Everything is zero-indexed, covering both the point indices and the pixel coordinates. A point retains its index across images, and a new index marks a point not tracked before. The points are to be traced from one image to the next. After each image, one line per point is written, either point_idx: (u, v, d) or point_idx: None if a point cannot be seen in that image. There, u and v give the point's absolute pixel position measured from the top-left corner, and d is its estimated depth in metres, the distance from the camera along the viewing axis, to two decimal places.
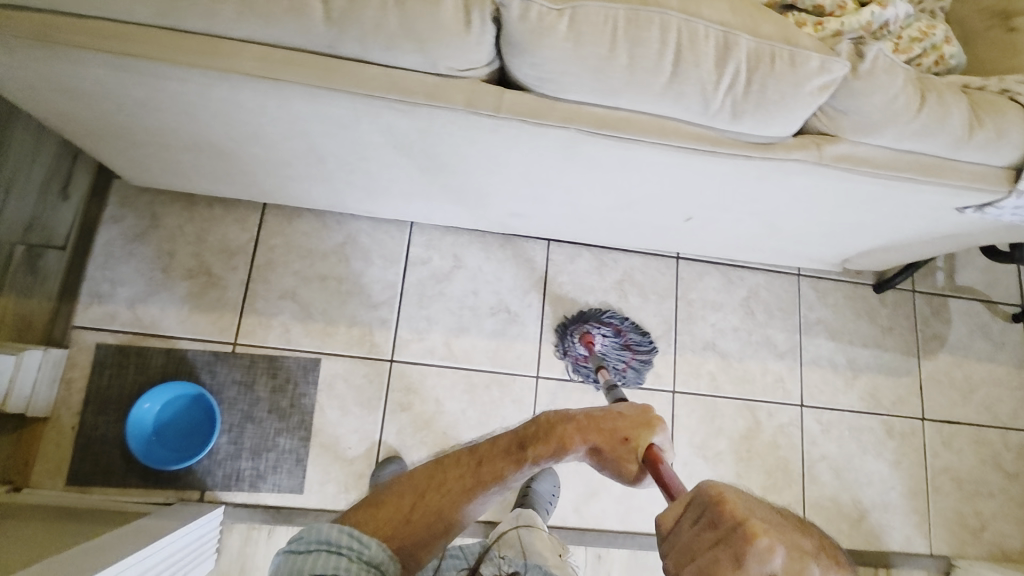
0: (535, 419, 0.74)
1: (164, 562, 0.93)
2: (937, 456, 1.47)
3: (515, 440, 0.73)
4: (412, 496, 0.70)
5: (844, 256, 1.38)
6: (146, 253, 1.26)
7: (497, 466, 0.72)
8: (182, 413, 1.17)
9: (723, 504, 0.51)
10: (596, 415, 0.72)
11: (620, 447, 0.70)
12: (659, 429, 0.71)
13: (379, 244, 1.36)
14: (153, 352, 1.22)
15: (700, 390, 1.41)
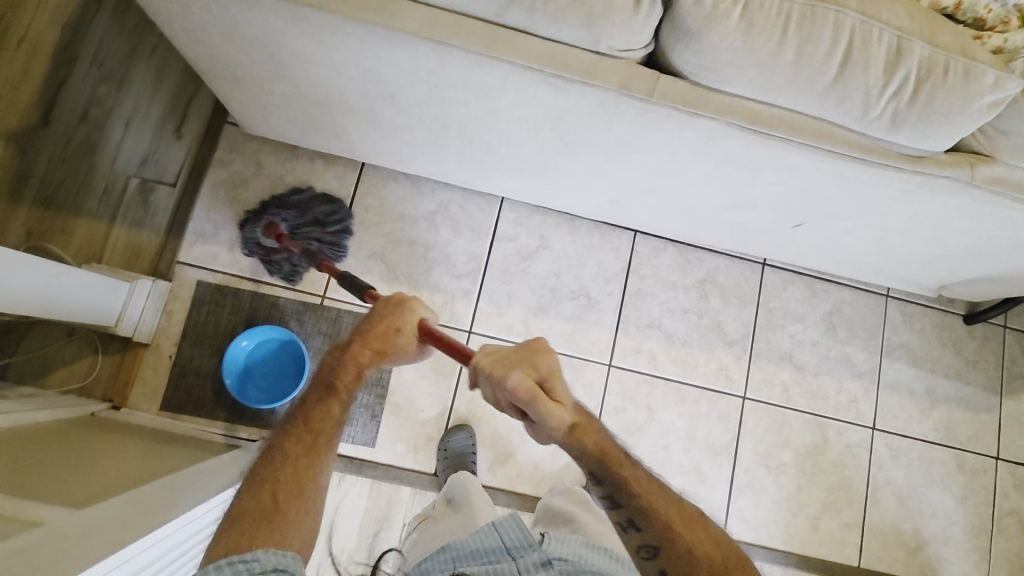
0: (323, 363, 0.84)
1: None
2: (1007, 497, 1.43)
3: (321, 383, 0.81)
4: (269, 488, 0.72)
5: (942, 282, 1.34)
6: (249, 199, 1.30)
7: (325, 413, 0.79)
8: (272, 356, 1.22)
9: (539, 345, 0.79)
10: (364, 326, 0.84)
11: (398, 338, 0.83)
12: (411, 304, 0.85)
13: (469, 216, 1.37)
14: (248, 295, 1.26)
15: (771, 399, 1.39)
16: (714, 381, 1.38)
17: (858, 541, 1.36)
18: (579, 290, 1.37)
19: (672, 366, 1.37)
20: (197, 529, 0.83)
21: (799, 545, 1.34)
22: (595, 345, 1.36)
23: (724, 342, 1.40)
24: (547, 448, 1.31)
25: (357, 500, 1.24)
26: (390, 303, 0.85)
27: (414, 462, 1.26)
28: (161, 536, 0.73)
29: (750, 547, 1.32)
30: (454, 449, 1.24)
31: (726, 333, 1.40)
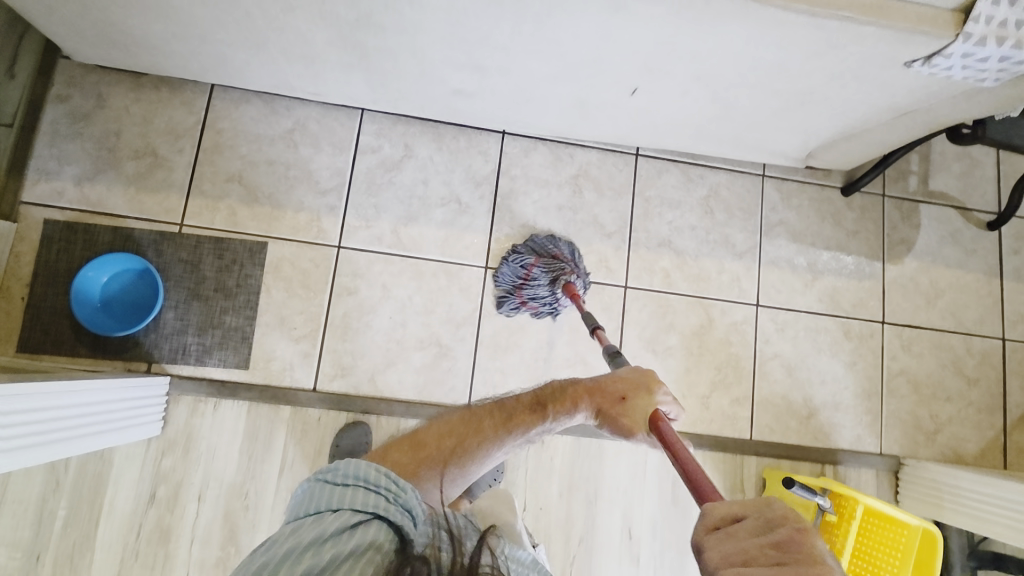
0: (548, 385, 0.90)
1: (92, 408, 0.98)
2: (895, 359, 1.45)
3: (535, 399, 0.86)
4: (451, 442, 0.79)
5: (807, 150, 1.34)
6: (93, 132, 1.27)
7: (524, 423, 0.84)
8: (129, 287, 1.21)
9: (777, 521, 0.47)
10: (602, 380, 0.89)
11: (620, 406, 0.86)
12: (658, 394, 0.86)
13: (329, 131, 1.34)
14: (100, 230, 1.23)
15: (653, 286, 1.40)
16: (594, 273, 1.38)
17: (750, 414, 1.38)
18: (449, 195, 1.36)
19: None
20: (15, 408, 0.82)
21: (690, 424, 1.36)
22: (470, 248, 1.35)
23: (601, 234, 1.40)
24: (428, 354, 1.30)
25: (234, 421, 1.22)
26: (637, 375, 0.88)
27: (292, 378, 1.25)
28: None
29: None
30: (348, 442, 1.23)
31: (603, 226, 1.40)
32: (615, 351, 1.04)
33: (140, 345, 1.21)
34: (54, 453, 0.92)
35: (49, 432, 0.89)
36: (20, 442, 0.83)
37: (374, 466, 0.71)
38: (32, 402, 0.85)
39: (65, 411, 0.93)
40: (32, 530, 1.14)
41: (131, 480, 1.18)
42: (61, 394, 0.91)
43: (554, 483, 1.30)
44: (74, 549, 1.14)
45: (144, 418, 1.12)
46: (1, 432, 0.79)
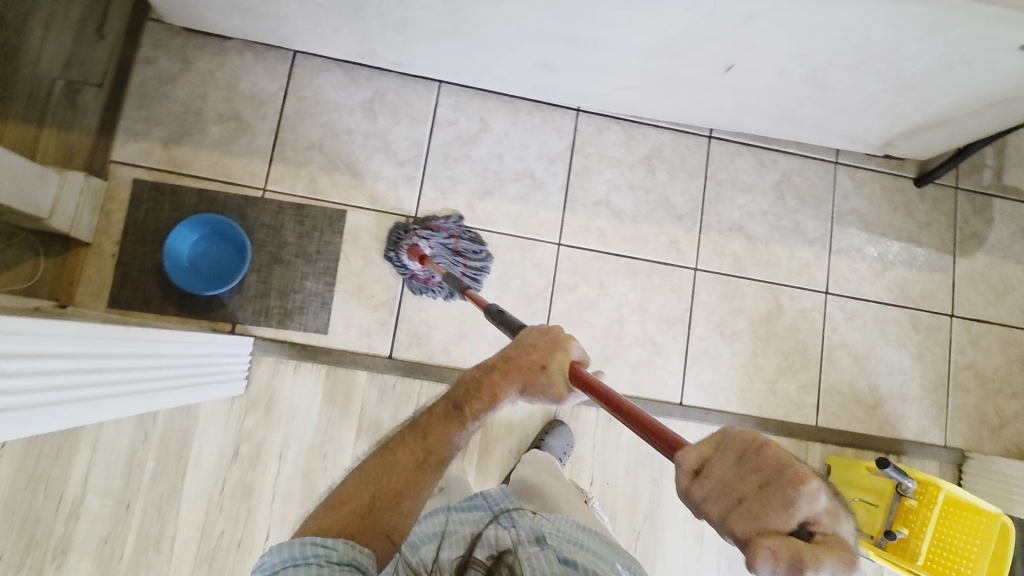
0: (462, 379, 0.80)
1: (190, 363, 1.01)
2: (962, 352, 1.44)
3: (450, 404, 0.78)
4: (373, 485, 0.71)
5: (887, 137, 1.33)
6: (179, 95, 1.28)
7: (444, 433, 0.76)
8: (216, 247, 1.23)
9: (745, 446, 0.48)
10: (509, 354, 0.80)
11: (542, 375, 0.77)
12: (569, 346, 0.78)
13: (408, 103, 1.35)
14: (186, 192, 1.25)
15: (723, 270, 1.39)
16: (665, 254, 1.38)
17: (816, 401, 1.37)
18: (524, 171, 1.37)
19: (622, 242, 1.37)
20: (131, 358, 0.85)
21: (756, 408, 1.36)
22: (544, 225, 1.36)
23: (673, 216, 1.40)
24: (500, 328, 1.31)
25: (312, 384, 1.24)
26: (546, 336, 0.79)
27: (367, 345, 1.27)
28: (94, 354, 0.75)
29: (707, 412, 1.34)
30: None
31: (675, 208, 1.40)
32: (496, 309, 0.93)
33: (224, 306, 1.24)
34: (155, 403, 0.96)
35: (157, 383, 0.93)
36: (133, 391, 0.87)
37: (295, 540, 0.66)
38: (144, 353, 0.89)
39: (167, 365, 0.95)
40: (123, 480, 1.17)
41: (215, 437, 1.20)
42: (169, 347, 0.95)
43: (620, 459, 1.31)
44: (161, 500, 1.17)
45: (233, 374, 1.16)
46: (119, 380, 0.83)
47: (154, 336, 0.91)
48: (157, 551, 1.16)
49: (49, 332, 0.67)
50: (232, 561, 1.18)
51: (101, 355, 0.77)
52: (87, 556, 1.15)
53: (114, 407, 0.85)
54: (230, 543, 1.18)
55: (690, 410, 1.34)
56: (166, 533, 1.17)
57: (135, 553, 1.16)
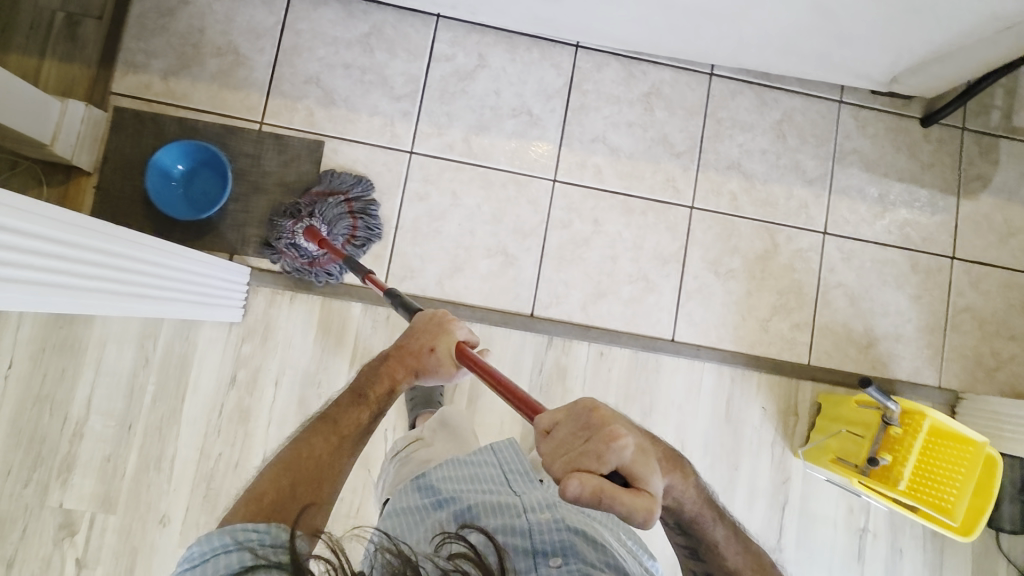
0: (358, 375, 0.90)
1: (190, 280, 1.06)
2: (961, 295, 1.43)
3: (353, 392, 0.87)
4: (290, 473, 0.74)
5: (892, 72, 1.30)
6: (178, 28, 1.29)
7: (353, 417, 0.84)
8: (201, 174, 1.25)
9: (603, 409, 0.60)
10: (401, 342, 0.92)
11: (431, 356, 0.89)
12: (455, 328, 0.91)
13: (404, 38, 1.34)
14: (168, 122, 1.26)
15: (720, 208, 1.39)
16: (661, 192, 1.38)
17: (808, 340, 1.38)
18: (520, 107, 1.36)
19: (618, 179, 1.37)
20: (101, 253, 0.81)
21: (747, 345, 1.37)
22: (540, 160, 1.36)
23: (670, 153, 1.39)
24: (494, 263, 1.33)
25: (309, 314, 1.27)
26: (433, 322, 0.92)
27: None
28: (91, 250, 0.79)
29: (699, 349, 1.35)
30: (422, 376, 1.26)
31: (673, 145, 1.39)
32: (392, 291, 1.02)
33: (207, 234, 1.25)
34: (129, 308, 0.93)
35: (127, 284, 0.89)
36: (105, 287, 0.84)
37: (221, 530, 0.65)
38: (113, 250, 0.85)
39: (167, 278, 1.00)
40: (125, 402, 1.22)
41: (213, 363, 1.24)
42: (140, 250, 0.91)
43: (610, 393, 1.33)
44: (161, 422, 1.22)
45: (214, 301, 1.14)
46: (105, 274, 0.83)
47: (153, 247, 0.95)
48: (158, 470, 1.21)
49: (54, 221, 0.71)
50: (229, 482, 1.22)
51: (67, 244, 0.74)
52: (92, 473, 1.20)
53: (81, 302, 0.81)
54: (228, 464, 1.23)
55: (681, 345, 1.35)
56: (166, 454, 1.22)
57: (137, 471, 1.21)
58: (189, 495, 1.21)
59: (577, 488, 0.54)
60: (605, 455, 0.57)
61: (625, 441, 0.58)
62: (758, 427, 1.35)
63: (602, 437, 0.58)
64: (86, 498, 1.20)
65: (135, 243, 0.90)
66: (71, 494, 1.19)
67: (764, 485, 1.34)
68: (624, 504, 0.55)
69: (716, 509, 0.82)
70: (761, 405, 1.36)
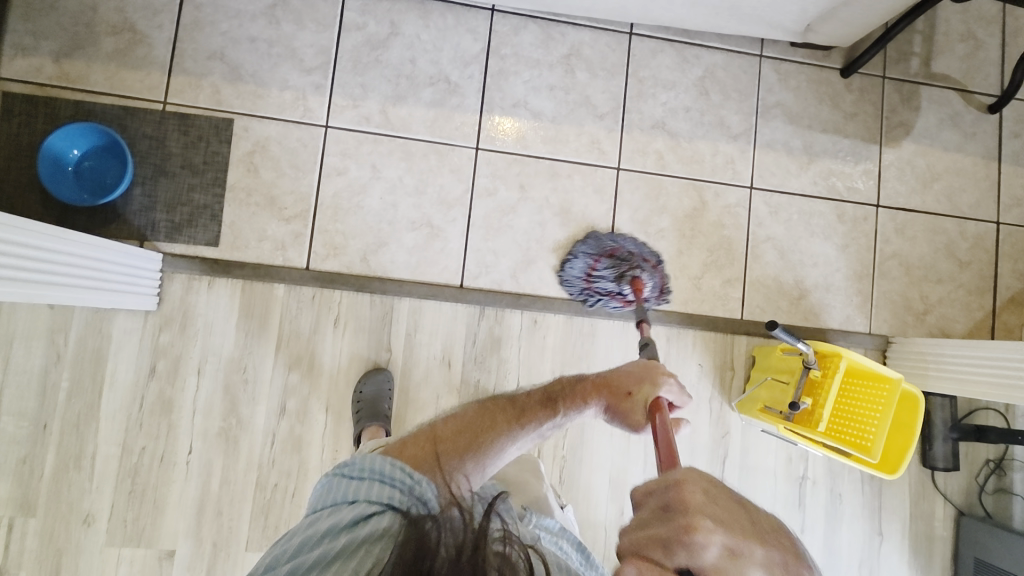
0: (554, 382, 0.86)
1: (89, 266, 1.00)
2: (888, 242, 1.44)
3: (545, 396, 0.83)
4: (464, 431, 0.74)
5: (806, 20, 1.30)
6: (68, 7, 1.22)
7: (537, 418, 0.79)
8: (98, 157, 1.19)
9: (686, 496, 0.52)
10: (606, 374, 0.87)
11: (631, 401, 0.83)
12: (662, 383, 0.83)
13: (312, 8, 1.30)
14: (62, 104, 1.20)
15: (646, 168, 1.38)
16: (586, 154, 1.36)
17: (741, 295, 1.39)
18: (437, 75, 1.33)
19: (542, 144, 1.35)
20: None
21: (682, 304, 1.37)
22: (460, 128, 1.33)
23: (593, 115, 1.37)
24: (420, 236, 1.30)
25: (229, 299, 1.23)
26: (642, 368, 0.86)
27: (284, 258, 1.25)
28: None
29: None
30: (367, 387, 1.22)
31: (596, 107, 1.37)
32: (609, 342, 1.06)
33: (112, 222, 1.20)
34: (24, 298, 0.86)
35: (16, 269, 0.82)
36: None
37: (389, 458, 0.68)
38: (3, 236, 0.78)
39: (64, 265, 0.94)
40: (38, 400, 1.16)
41: (130, 353, 1.20)
42: (29, 234, 0.85)
43: (547, 360, 1.32)
44: (79, 419, 1.17)
45: (116, 290, 1.07)
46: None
47: (48, 234, 0.89)
48: (78, 469, 1.16)
49: None
50: (155, 476, 1.18)
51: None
52: (7, 476, 1.15)
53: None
54: (153, 457, 1.18)
55: (616, 308, 1.34)
56: (86, 451, 1.17)
57: (55, 472, 1.16)
58: (113, 492, 1.17)
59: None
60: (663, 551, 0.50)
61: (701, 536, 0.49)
62: (696, 384, 1.36)
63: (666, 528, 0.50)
64: (2, 502, 1.14)
65: (29, 231, 0.84)
66: None
67: (704, 441, 1.35)
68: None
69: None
70: (698, 362, 1.36)
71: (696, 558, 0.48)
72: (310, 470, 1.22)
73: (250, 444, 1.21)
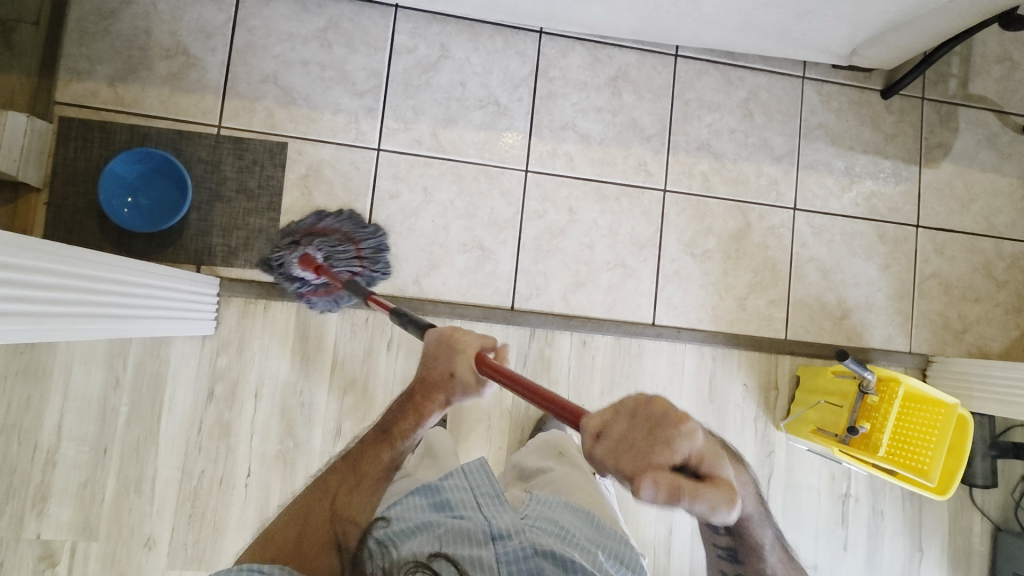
0: (389, 408, 0.87)
1: (157, 296, 1.01)
2: (927, 262, 1.46)
3: (381, 428, 0.85)
4: (303, 520, 0.76)
5: (853, 44, 1.31)
6: (122, 30, 1.22)
7: (375, 457, 0.83)
8: (155, 181, 1.19)
9: (664, 404, 0.52)
10: (423, 373, 0.83)
11: (453, 382, 0.78)
12: (471, 343, 0.77)
13: (363, 30, 1.30)
14: (117, 128, 1.21)
15: (692, 189, 1.39)
16: (633, 176, 1.37)
17: (784, 315, 1.40)
18: (487, 97, 1.33)
19: (590, 166, 1.36)
20: (64, 274, 0.76)
21: (726, 324, 1.38)
22: (510, 151, 1.34)
23: (640, 137, 1.38)
24: (471, 259, 1.31)
25: (284, 322, 1.24)
26: (441, 343, 0.79)
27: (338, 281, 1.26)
28: (59, 274, 0.74)
29: (680, 331, 1.36)
30: None
31: (643, 129, 1.38)
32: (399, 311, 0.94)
33: (169, 246, 1.21)
34: (97, 330, 0.87)
35: (92, 304, 0.83)
36: (74, 310, 0.78)
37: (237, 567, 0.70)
38: (78, 272, 0.79)
39: (134, 295, 0.95)
40: (97, 425, 1.17)
41: (188, 378, 1.20)
42: (102, 266, 0.86)
43: (594, 381, 1.34)
44: (138, 443, 1.18)
45: (180, 317, 1.08)
46: (75, 299, 0.79)
47: (118, 266, 0.90)
48: (138, 493, 1.17)
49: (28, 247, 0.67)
50: (215, 499, 1.19)
51: (34, 268, 0.69)
52: (69, 501, 1.15)
53: (56, 329, 0.76)
54: (211, 480, 1.19)
55: (662, 329, 1.36)
56: (146, 475, 1.17)
57: (116, 496, 1.16)
58: (174, 516, 1.18)
59: (659, 489, 0.49)
60: (673, 458, 0.51)
61: (691, 432, 0.52)
62: (741, 403, 1.38)
63: (666, 439, 0.51)
64: (64, 527, 1.15)
65: (101, 264, 0.85)
66: (47, 525, 1.15)
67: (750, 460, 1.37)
68: (707, 505, 0.52)
69: (763, 516, 0.77)
70: (743, 381, 1.38)
71: (691, 444, 0.52)
72: None
73: (306, 466, 1.22)
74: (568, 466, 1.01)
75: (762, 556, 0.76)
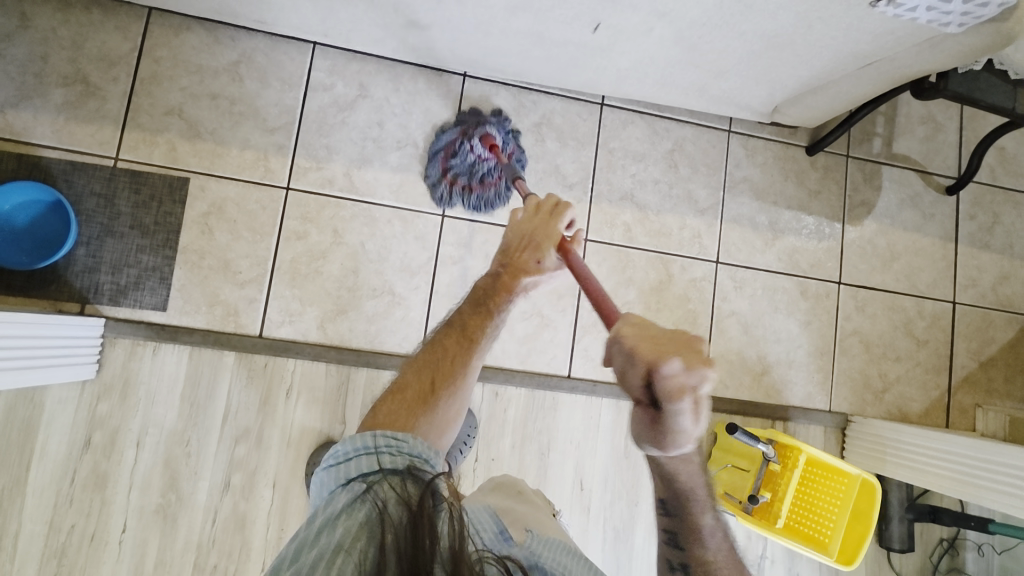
0: (478, 281, 0.92)
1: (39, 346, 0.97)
2: (849, 318, 1.46)
3: (476, 296, 0.89)
4: (429, 373, 0.80)
5: (773, 103, 1.31)
6: (16, 55, 1.17)
7: (481, 323, 0.87)
8: (41, 218, 1.14)
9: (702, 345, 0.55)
10: (507, 253, 0.91)
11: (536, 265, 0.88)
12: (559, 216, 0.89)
13: (278, 65, 1.26)
14: (3, 157, 1.15)
15: (613, 239, 1.37)
16: None
17: None
18: (405, 138, 1.30)
19: None
20: None
21: None
22: (426, 194, 1.30)
23: (562, 185, 1.36)
24: (380, 302, 1.26)
25: (175, 367, 1.18)
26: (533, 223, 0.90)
27: (236, 323, 1.20)
28: None
29: (596, 384, 1.33)
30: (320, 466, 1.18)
31: (565, 177, 1.37)
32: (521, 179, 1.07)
33: (51, 283, 1.14)
34: None
35: None
36: None
37: (369, 433, 0.70)
38: None
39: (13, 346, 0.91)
40: None
41: (64, 424, 1.13)
42: None
43: (506, 434, 1.29)
44: (3, 494, 1.11)
45: (61, 364, 1.04)
46: None
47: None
48: None
49: None
50: (84, 557, 1.12)
51: None
52: None
53: None
54: (82, 536, 1.12)
55: (578, 382, 1.32)
56: (8, 530, 1.10)
57: None
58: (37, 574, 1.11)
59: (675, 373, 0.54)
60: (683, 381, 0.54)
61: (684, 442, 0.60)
62: None
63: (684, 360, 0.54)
64: None
65: None
66: None
67: None
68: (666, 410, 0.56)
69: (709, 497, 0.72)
70: None
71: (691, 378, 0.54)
72: (252, 551, 1.17)
73: (190, 521, 1.15)
74: (529, 505, 0.86)
75: (703, 514, 0.72)
